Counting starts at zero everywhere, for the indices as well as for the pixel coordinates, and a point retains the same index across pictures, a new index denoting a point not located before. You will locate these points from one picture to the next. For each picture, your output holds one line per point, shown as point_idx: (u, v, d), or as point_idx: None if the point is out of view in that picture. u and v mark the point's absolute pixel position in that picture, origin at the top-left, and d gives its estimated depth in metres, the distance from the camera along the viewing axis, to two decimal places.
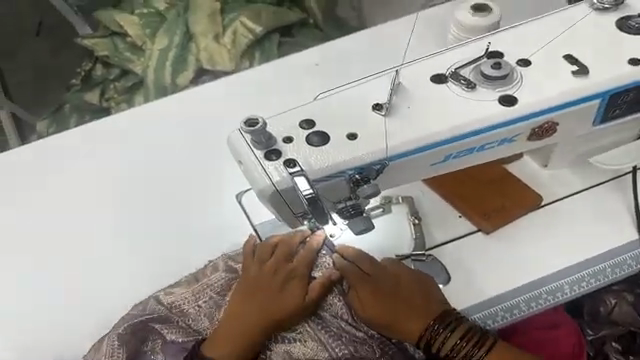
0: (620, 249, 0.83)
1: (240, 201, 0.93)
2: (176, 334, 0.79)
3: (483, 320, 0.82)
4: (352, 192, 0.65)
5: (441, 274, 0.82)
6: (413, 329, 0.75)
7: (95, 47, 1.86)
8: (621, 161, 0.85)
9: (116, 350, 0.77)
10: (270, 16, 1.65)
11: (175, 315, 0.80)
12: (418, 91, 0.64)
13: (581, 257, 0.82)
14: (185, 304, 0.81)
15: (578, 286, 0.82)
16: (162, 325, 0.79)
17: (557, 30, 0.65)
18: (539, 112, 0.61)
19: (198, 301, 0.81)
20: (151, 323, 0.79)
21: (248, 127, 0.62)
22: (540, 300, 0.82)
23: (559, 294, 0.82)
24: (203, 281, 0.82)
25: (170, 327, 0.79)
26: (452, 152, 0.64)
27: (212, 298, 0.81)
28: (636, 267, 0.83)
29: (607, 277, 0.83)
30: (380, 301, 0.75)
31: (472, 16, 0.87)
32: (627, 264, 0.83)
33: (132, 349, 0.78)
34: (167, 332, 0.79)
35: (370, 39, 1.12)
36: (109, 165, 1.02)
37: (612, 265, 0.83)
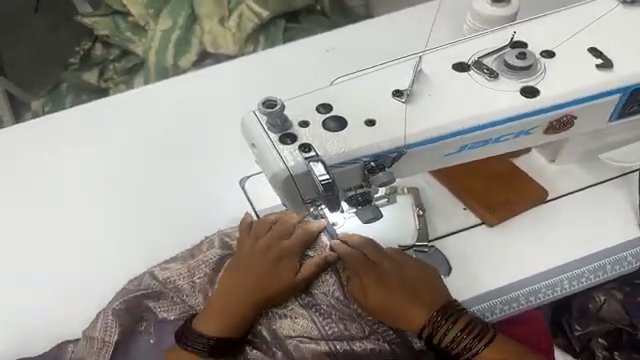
0: (622, 247, 0.83)
1: (243, 187, 0.92)
2: (169, 312, 0.79)
3: (482, 312, 0.82)
4: (364, 179, 0.63)
5: (443, 265, 0.81)
6: (416, 319, 0.73)
7: (95, 25, 1.82)
8: (631, 160, 0.86)
9: (109, 326, 0.78)
10: (277, 0, 1.62)
11: (169, 290, 0.79)
12: (439, 80, 0.62)
13: (586, 253, 0.82)
14: (181, 279, 0.80)
15: (577, 281, 0.83)
16: (156, 302, 0.79)
17: (582, 22, 0.63)
18: (559, 105, 0.61)
19: (193, 277, 0.79)
20: (146, 300, 0.79)
21: (265, 109, 0.60)
22: (539, 294, 0.83)
23: (558, 289, 0.83)
24: (199, 257, 0.80)
25: (164, 305, 0.79)
26: (467, 143, 0.63)
27: (207, 273, 0.79)
28: (635, 264, 0.85)
29: (605, 274, 0.84)
30: (384, 289, 0.74)
31: (490, 5, 0.86)
32: (627, 261, 0.84)
33: (126, 327, 0.79)
34: (162, 310, 0.79)
35: (382, 27, 1.11)
36: (110, 145, 1.00)
37: (612, 262, 0.84)
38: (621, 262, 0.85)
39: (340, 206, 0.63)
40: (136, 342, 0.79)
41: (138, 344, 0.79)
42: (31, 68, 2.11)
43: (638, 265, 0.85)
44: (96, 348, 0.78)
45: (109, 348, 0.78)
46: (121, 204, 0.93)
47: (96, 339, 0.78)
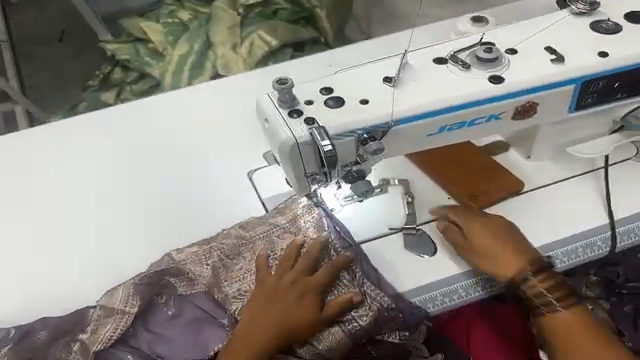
0: (590, 231, 0.93)
1: (251, 177, 1.09)
2: (182, 285, 0.88)
3: (464, 289, 0.89)
4: (359, 155, 0.76)
5: (430, 246, 0.92)
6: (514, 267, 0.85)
7: (117, 51, 1.97)
8: (595, 151, 0.97)
9: (130, 298, 0.85)
10: (285, 31, 1.77)
11: (183, 272, 0.88)
12: (422, 70, 0.76)
13: (559, 236, 0.92)
14: (193, 262, 0.89)
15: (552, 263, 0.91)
16: (175, 279, 0.88)
17: (537, 29, 0.79)
18: (521, 92, 0.75)
19: (206, 261, 0.89)
20: (167, 277, 0.88)
21: (277, 86, 0.73)
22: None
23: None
24: (214, 243, 0.91)
25: (180, 281, 0.88)
26: (445, 125, 0.76)
27: (218, 260, 0.89)
28: (605, 249, 0.93)
29: (577, 257, 0.92)
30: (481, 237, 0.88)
31: (471, 25, 0.99)
32: (597, 245, 0.93)
33: (147, 298, 0.87)
34: (179, 286, 0.88)
35: (379, 46, 1.25)
36: (142, 144, 1.16)
37: (583, 246, 0.93)
38: (592, 247, 0.93)
39: (336, 178, 0.77)
40: (153, 312, 0.87)
41: (156, 314, 0.87)
42: (53, 90, 2.26)
43: (609, 251, 0.94)
44: (117, 316, 0.84)
45: (130, 316, 0.84)
46: (146, 191, 1.08)
47: (116, 306, 0.84)
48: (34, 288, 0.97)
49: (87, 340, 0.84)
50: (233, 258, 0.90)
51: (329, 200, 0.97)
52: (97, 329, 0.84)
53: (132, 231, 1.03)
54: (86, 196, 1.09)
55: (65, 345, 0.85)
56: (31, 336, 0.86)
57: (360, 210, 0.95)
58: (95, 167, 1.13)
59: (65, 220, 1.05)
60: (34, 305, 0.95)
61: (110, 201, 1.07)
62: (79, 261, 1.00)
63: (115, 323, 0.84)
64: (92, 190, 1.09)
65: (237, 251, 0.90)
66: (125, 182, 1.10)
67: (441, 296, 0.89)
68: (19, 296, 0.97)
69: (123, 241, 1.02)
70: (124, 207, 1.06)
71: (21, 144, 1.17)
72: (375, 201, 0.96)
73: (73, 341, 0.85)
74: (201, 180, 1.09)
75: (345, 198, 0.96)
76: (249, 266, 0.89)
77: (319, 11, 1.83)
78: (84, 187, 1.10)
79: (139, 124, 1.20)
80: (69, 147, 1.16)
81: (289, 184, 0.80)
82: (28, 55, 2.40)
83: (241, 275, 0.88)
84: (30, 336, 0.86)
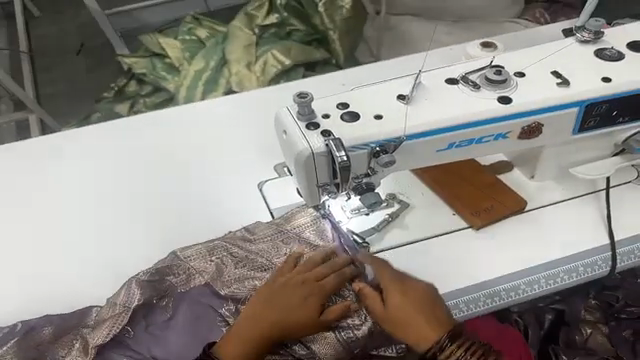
0: (590, 251, 0.97)
1: (262, 188, 1.12)
2: (182, 284, 0.92)
3: (467, 303, 0.94)
4: (370, 167, 0.80)
5: (437, 262, 0.96)
6: (426, 336, 0.75)
7: (134, 65, 2.03)
8: (596, 172, 0.99)
9: (131, 296, 0.89)
10: (299, 51, 1.82)
11: (181, 272, 0.93)
12: (433, 89, 0.81)
13: (560, 255, 0.96)
14: (196, 260, 0.94)
15: (553, 281, 0.95)
16: (175, 279, 0.92)
17: (543, 55, 0.84)
18: (527, 113, 0.79)
19: (210, 257, 0.94)
20: (167, 275, 0.92)
21: (297, 99, 0.77)
22: (519, 291, 0.94)
23: (536, 286, 0.95)
24: (218, 241, 0.96)
25: (181, 280, 0.93)
26: (455, 141, 0.79)
27: (220, 259, 0.94)
28: (606, 268, 0.96)
29: (579, 274, 0.96)
30: (410, 308, 0.77)
31: (481, 50, 1.03)
32: (597, 265, 0.96)
33: (146, 298, 0.90)
34: (178, 285, 0.92)
35: (391, 68, 1.30)
36: (160, 154, 1.20)
37: (583, 265, 0.96)
38: (593, 267, 0.97)
39: (347, 189, 0.80)
40: (153, 311, 0.91)
41: (155, 315, 0.91)
42: (68, 100, 2.33)
43: (610, 271, 0.97)
44: (116, 312, 0.87)
45: (127, 313, 0.87)
46: (161, 198, 1.12)
47: (118, 304, 0.89)
48: (49, 287, 1.00)
49: (87, 335, 0.87)
50: (235, 259, 0.94)
51: (337, 212, 1.00)
52: (97, 326, 0.87)
53: (147, 236, 1.06)
54: (103, 200, 1.12)
55: (67, 341, 0.88)
56: (37, 331, 0.90)
57: (368, 223, 0.99)
58: (113, 173, 1.17)
59: (82, 223, 1.09)
60: (48, 303, 0.98)
61: (126, 206, 1.11)
62: (93, 262, 1.03)
63: (113, 321, 0.86)
64: (109, 195, 1.13)
65: (240, 253, 0.94)
66: (141, 188, 1.14)
67: None
68: (33, 295, 0.99)
69: (137, 245, 1.04)
70: (138, 213, 1.10)
71: (43, 149, 1.22)
72: (382, 215, 1.01)
73: (75, 339, 0.88)
74: (214, 189, 1.13)
75: (352, 211, 1.00)
76: (251, 268, 0.93)
77: (332, 33, 1.86)
78: (102, 192, 1.14)
79: (156, 134, 1.24)
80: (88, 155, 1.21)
81: (302, 194, 0.83)
82: (46, 65, 2.48)
83: (242, 276, 0.92)
84: (34, 333, 0.90)
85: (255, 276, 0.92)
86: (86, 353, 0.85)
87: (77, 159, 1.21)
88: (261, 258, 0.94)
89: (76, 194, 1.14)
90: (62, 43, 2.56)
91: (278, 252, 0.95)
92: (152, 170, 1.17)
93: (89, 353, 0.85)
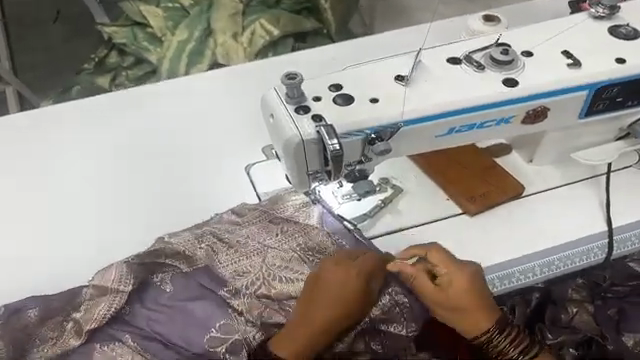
0: (587, 239, 0.97)
1: (249, 172, 1.07)
2: (181, 263, 0.84)
3: None
4: (363, 154, 0.74)
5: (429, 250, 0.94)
6: (476, 324, 0.82)
7: (114, 34, 1.92)
8: (596, 158, 1.00)
9: (124, 277, 0.81)
10: (288, 21, 1.73)
11: (177, 256, 0.85)
12: (435, 69, 0.75)
13: (554, 243, 0.96)
14: (184, 246, 0.85)
15: (548, 268, 0.96)
16: (171, 259, 0.84)
17: (553, 32, 0.78)
18: (534, 96, 0.74)
19: (199, 244, 0.86)
20: (163, 257, 0.84)
21: (287, 80, 0.71)
22: (512, 278, 0.95)
23: (530, 274, 0.96)
24: (204, 228, 0.90)
25: (176, 260, 0.84)
26: (455, 126, 0.75)
27: (212, 243, 0.86)
28: (601, 256, 0.98)
29: (573, 263, 0.97)
30: (458, 296, 0.81)
31: (483, 24, 0.97)
32: (593, 252, 0.98)
33: (140, 278, 0.82)
34: (176, 265, 0.84)
35: (386, 41, 1.23)
36: (141, 133, 1.13)
37: (579, 252, 0.98)
38: (589, 254, 0.98)
39: (339, 178, 0.75)
40: (149, 292, 0.83)
41: (151, 293, 0.83)
42: (46, 72, 2.21)
43: (605, 258, 0.99)
44: (109, 294, 0.80)
45: (123, 295, 0.81)
46: (143, 180, 1.06)
47: (109, 288, 0.80)
48: (23, 276, 0.94)
49: (80, 318, 0.80)
50: (226, 244, 0.87)
51: (328, 196, 0.98)
52: (91, 307, 0.80)
53: (128, 223, 1.00)
54: (81, 183, 1.06)
55: (56, 322, 0.82)
56: (21, 314, 0.83)
57: (363, 210, 0.97)
58: (91, 154, 1.10)
59: (57, 209, 1.02)
60: (24, 294, 0.93)
61: (105, 190, 1.04)
62: (72, 249, 0.97)
63: (110, 300, 0.80)
64: (87, 177, 1.06)
65: (232, 233, 0.89)
66: (121, 170, 1.07)
67: None
68: (8, 286, 0.93)
69: (118, 232, 0.99)
70: (117, 197, 1.03)
71: (12, 127, 1.13)
72: (375, 200, 0.98)
73: (66, 320, 0.82)
74: (199, 170, 1.07)
75: (343, 196, 0.98)
76: (248, 249, 0.86)
77: (323, 2, 1.78)
78: (79, 173, 1.07)
79: (137, 112, 1.17)
80: (64, 134, 1.13)
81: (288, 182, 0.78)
82: (19, 33, 2.33)
83: (252, 251, 0.86)
84: (19, 315, 0.83)
85: (254, 258, 0.85)
86: (80, 335, 0.79)
87: (49, 138, 1.12)
88: (259, 239, 0.88)
89: (51, 176, 1.06)
90: (36, 9, 2.41)
91: (276, 229, 0.89)
92: (132, 151, 1.10)
93: (83, 335, 0.79)
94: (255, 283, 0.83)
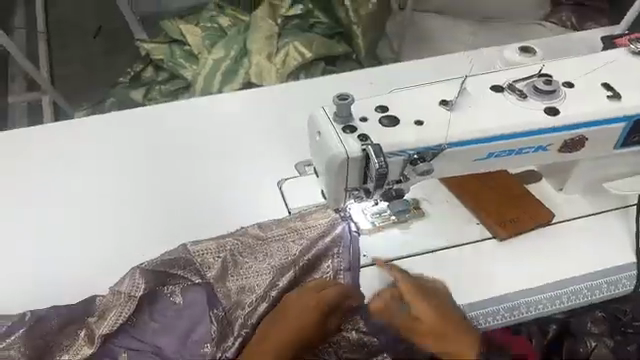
0: (614, 269, 0.99)
1: (281, 187, 1.11)
2: (192, 276, 0.92)
3: (483, 316, 0.95)
4: (402, 174, 0.77)
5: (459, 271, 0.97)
6: None
7: (152, 50, 1.99)
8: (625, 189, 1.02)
9: (135, 284, 0.88)
10: (321, 44, 1.77)
11: (196, 261, 0.93)
12: (477, 96, 0.79)
13: (578, 273, 0.98)
14: (208, 255, 0.94)
15: (575, 297, 0.97)
16: (183, 270, 0.92)
17: (594, 66, 0.82)
18: (573, 125, 0.77)
19: (218, 254, 0.94)
20: (175, 269, 0.92)
21: (338, 100, 0.75)
22: (540, 305, 0.96)
23: (557, 302, 0.96)
24: (228, 238, 0.96)
25: (188, 270, 0.92)
26: (494, 151, 0.78)
27: (227, 254, 0.94)
28: (629, 287, 0.98)
29: (602, 292, 0.97)
30: None
31: (518, 55, 1.02)
32: (622, 283, 0.98)
33: (152, 286, 0.90)
34: (188, 277, 0.92)
35: (421, 69, 1.28)
36: (182, 146, 1.18)
37: (607, 282, 0.98)
38: (617, 284, 0.99)
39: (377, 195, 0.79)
40: (159, 300, 0.91)
41: (160, 302, 0.91)
42: (81, 83, 2.29)
43: (632, 290, 0.99)
44: (122, 300, 0.88)
45: (134, 301, 0.88)
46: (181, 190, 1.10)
47: (122, 292, 0.88)
48: (64, 277, 0.99)
49: (93, 325, 0.88)
50: (243, 257, 0.95)
51: (355, 212, 1.02)
52: (103, 315, 0.88)
53: (167, 230, 1.04)
54: (124, 190, 1.11)
55: (72, 331, 0.89)
56: (45, 321, 0.89)
57: (393, 231, 1.01)
58: (134, 164, 1.15)
59: (101, 214, 1.07)
60: (65, 293, 0.97)
61: (134, 198, 1.09)
62: (111, 252, 1.02)
63: (120, 308, 0.88)
64: (128, 184, 1.12)
65: (253, 248, 0.96)
66: (162, 178, 1.12)
67: None
68: (52, 285, 0.98)
69: (158, 239, 1.03)
70: (157, 206, 1.08)
71: (62, 135, 1.20)
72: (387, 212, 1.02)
73: (79, 328, 0.89)
74: (236, 182, 1.12)
75: (373, 214, 1.01)
76: (259, 267, 0.94)
77: (355, 28, 1.80)
78: (123, 181, 1.12)
79: (181, 125, 1.22)
80: (110, 143, 1.19)
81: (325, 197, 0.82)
82: (61, 45, 2.43)
83: (259, 269, 0.94)
84: (42, 323, 0.89)
85: (263, 276, 0.93)
86: (93, 343, 0.87)
87: (95, 146, 1.18)
88: (272, 258, 0.95)
89: (95, 183, 1.12)
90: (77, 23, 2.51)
91: (288, 246, 0.96)
92: (173, 162, 1.15)
93: (95, 342, 0.87)
94: (255, 302, 0.90)
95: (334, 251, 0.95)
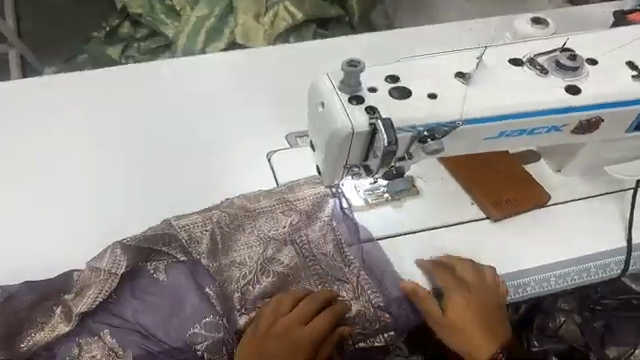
0: (611, 252, 0.97)
1: (271, 159, 1.04)
2: (176, 253, 0.86)
3: None
4: (407, 151, 0.72)
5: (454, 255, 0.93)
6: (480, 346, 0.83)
7: (130, 3, 1.77)
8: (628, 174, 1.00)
9: (116, 260, 0.83)
10: (314, 5, 1.64)
11: (183, 235, 0.88)
12: (495, 70, 0.73)
13: (569, 256, 0.95)
14: (195, 228, 0.89)
15: (563, 280, 0.94)
16: (167, 246, 0.86)
17: (618, 42, 0.77)
18: (588, 107, 0.73)
19: (205, 227, 0.89)
20: (158, 245, 0.86)
21: (348, 68, 0.69)
22: (529, 287, 0.93)
23: (546, 284, 0.94)
24: (215, 211, 0.91)
25: (171, 247, 0.86)
26: (506, 130, 0.73)
27: (214, 227, 0.89)
28: (617, 271, 0.96)
29: (590, 275, 0.95)
30: (468, 311, 0.85)
31: (530, 27, 0.96)
32: (610, 267, 0.96)
33: (134, 263, 0.84)
34: (172, 253, 0.86)
35: (423, 38, 1.22)
36: (168, 110, 1.10)
37: (596, 266, 0.96)
38: (606, 268, 0.96)
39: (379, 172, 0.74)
40: (141, 277, 0.85)
41: (142, 279, 0.84)
42: None
43: (620, 274, 0.97)
44: (102, 278, 0.82)
45: (115, 278, 0.82)
46: (165, 158, 1.03)
47: (101, 270, 0.82)
48: (40, 250, 0.92)
49: (70, 302, 0.81)
50: (235, 231, 0.90)
51: (348, 187, 0.97)
52: (82, 292, 0.82)
53: (152, 201, 0.98)
54: (102, 157, 1.02)
55: (48, 307, 0.83)
56: (16, 298, 0.83)
57: (386, 208, 0.96)
58: (114, 129, 1.06)
59: (77, 183, 0.99)
60: (41, 267, 0.91)
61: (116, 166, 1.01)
62: (91, 225, 0.95)
63: (101, 285, 0.82)
64: (108, 151, 1.03)
65: (242, 222, 0.91)
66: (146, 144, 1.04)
67: None
68: (25, 258, 0.91)
69: (140, 211, 0.97)
70: (141, 174, 1.01)
71: (34, 94, 1.09)
72: (382, 190, 0.97)
73: (55, 305, 0.83)
74: (224, 151, 1.05)
75: (366, 191, 0.97)
76: (248, 240, 0.90)
77: None
78: (101, 147, 1.04)
79: (165, 86, 1.13)
80: (87, 104, 1.09)
81: (320, 173, 0.76)
82: None
83: (248, 243, 0.90)
84: (14, 300, 0.83)
85: (253, 249, 0.89)
86: (70, 320, 0.81)
87: (73, 107, 1.09)
88: (263, 231, 0.91)
89: (72, 148, 1.03)
90: None
91: (280, 221, 0.92)
92: (157, 127, 1.07)
93: (72, 320, 0.81)
94: (247, 276, 0.87)
95: (326, 222, 0.93)
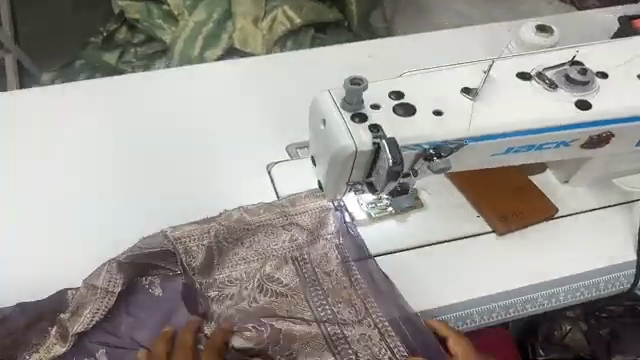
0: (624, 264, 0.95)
1: (271, 171, 1.00)
2: (174, 267, 0.86)
3: (481, 313, 0.91)
4: (412, 169, 0.69)
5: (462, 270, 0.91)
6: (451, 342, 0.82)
7: (127, 8, 1.74)
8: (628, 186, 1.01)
9: (112, 278, 0.82)
10: (313, 9, 1.62)
11: (179, 249, 0.85)
12: (503, 84, 0.71)
13: (579, 269, 0.93)
14: (191, 241, 0.86)
15: (573, 294, 0.94)
16: (163, 261, 0.86)
17: (628, 54, 0.76)
18: (598, 123, 0.71)
19: (201, 240, 0.86)
20: (154, 260, 0.85)
21: (351, 84, 0.66)
22: (535, 303, 0.93)
23: (554, 299, 0.94)
24: (213, 223, 0.88)
25: (168, 262, 0.86)
26: (514, 146, 0.71)
27: (210, 241, 0.86)
28: (626, 285, 0.97)
29: (599, 290, 0.95)
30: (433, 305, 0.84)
31: (535, 35, 0.94)
32: (619, 281, 0.96)
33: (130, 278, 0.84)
34: (169, 267, 0.86)
35: (424, 46, 1.20)
36: (165, 121, 1.06)
37: (605, 280, 0.95)
38: (614, 282, 0.96)
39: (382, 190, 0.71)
40: (137, 292, 0.86)
41: (138, 294, 0.86)
42: None
43: (629, 288, 0.97)
44: (99, 295, 0.81)
45: (112, 297, 0.82)
46: None
47: (96, 288, 0.81)
48: None
49: (66, 322, 0.80)
50: (232, 244, 0.87)
51: (351, 200, 0.94)
52: (77, 312, 0.81)
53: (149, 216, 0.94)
54: (97, 171, 0.99)
55: (42, 328, 0.81)
56: (10, 321, 0.81)
57: (390, 222, 0.93)
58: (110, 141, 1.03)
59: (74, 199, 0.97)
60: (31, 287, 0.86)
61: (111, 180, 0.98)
62: None
63: (98, 304, 0.81)
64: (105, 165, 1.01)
65: (239, 235, 0.88)
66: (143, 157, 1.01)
67: (455, 319, 0.90)
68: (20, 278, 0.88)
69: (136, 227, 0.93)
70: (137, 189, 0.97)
71: (27, 106, 1.07)
72: (386, 205, 0.94)
73: (50, 325, 0.81)
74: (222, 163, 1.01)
75: (368, 205, 0.94)
76: (246, 254, 0.87)
77: None
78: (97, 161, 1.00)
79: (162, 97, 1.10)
80: (83, 117, 1.07)
81: (321, 189, 0.73)
82: None
83: (246, 257, 0.87)
84: (7, 322, 0.81)
85: (250, 264, 0.87)
86: (65, 340, 0.80)
87: (67, 120, 1.06)
88: (261, 245, 0.88)
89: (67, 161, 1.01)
90: None
91: (279, 235, 0.89)
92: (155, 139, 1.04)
93: (68, 340, 0.80)
94: (244, 292, 0.85)
95: (330, 241, 0.91)
